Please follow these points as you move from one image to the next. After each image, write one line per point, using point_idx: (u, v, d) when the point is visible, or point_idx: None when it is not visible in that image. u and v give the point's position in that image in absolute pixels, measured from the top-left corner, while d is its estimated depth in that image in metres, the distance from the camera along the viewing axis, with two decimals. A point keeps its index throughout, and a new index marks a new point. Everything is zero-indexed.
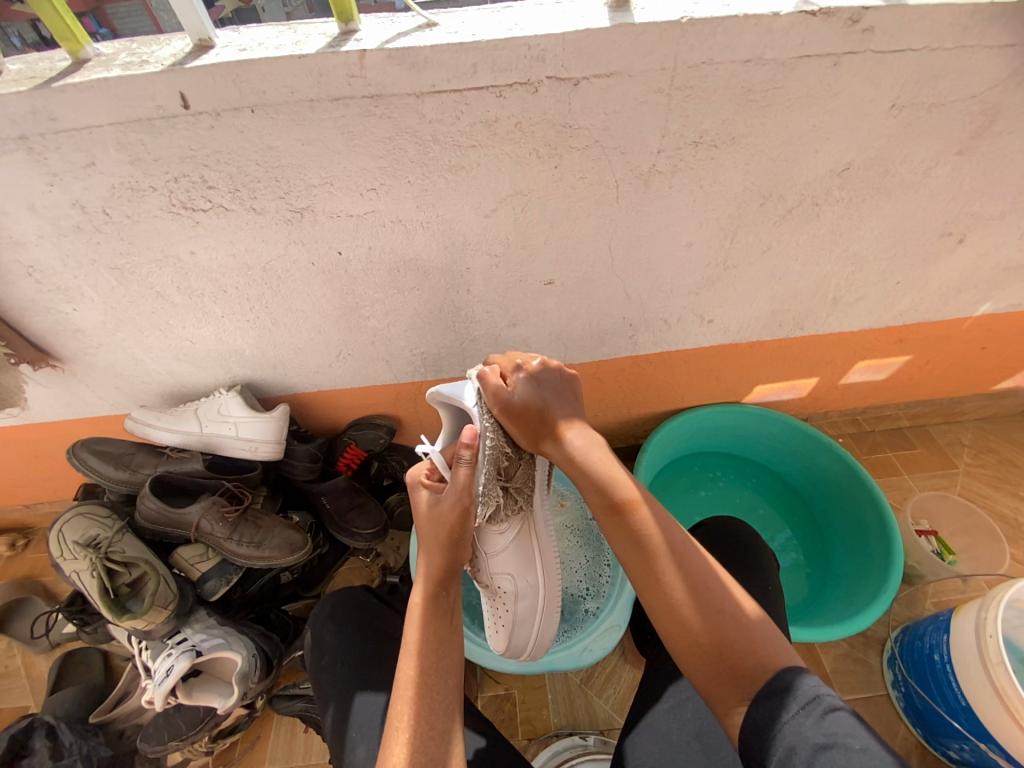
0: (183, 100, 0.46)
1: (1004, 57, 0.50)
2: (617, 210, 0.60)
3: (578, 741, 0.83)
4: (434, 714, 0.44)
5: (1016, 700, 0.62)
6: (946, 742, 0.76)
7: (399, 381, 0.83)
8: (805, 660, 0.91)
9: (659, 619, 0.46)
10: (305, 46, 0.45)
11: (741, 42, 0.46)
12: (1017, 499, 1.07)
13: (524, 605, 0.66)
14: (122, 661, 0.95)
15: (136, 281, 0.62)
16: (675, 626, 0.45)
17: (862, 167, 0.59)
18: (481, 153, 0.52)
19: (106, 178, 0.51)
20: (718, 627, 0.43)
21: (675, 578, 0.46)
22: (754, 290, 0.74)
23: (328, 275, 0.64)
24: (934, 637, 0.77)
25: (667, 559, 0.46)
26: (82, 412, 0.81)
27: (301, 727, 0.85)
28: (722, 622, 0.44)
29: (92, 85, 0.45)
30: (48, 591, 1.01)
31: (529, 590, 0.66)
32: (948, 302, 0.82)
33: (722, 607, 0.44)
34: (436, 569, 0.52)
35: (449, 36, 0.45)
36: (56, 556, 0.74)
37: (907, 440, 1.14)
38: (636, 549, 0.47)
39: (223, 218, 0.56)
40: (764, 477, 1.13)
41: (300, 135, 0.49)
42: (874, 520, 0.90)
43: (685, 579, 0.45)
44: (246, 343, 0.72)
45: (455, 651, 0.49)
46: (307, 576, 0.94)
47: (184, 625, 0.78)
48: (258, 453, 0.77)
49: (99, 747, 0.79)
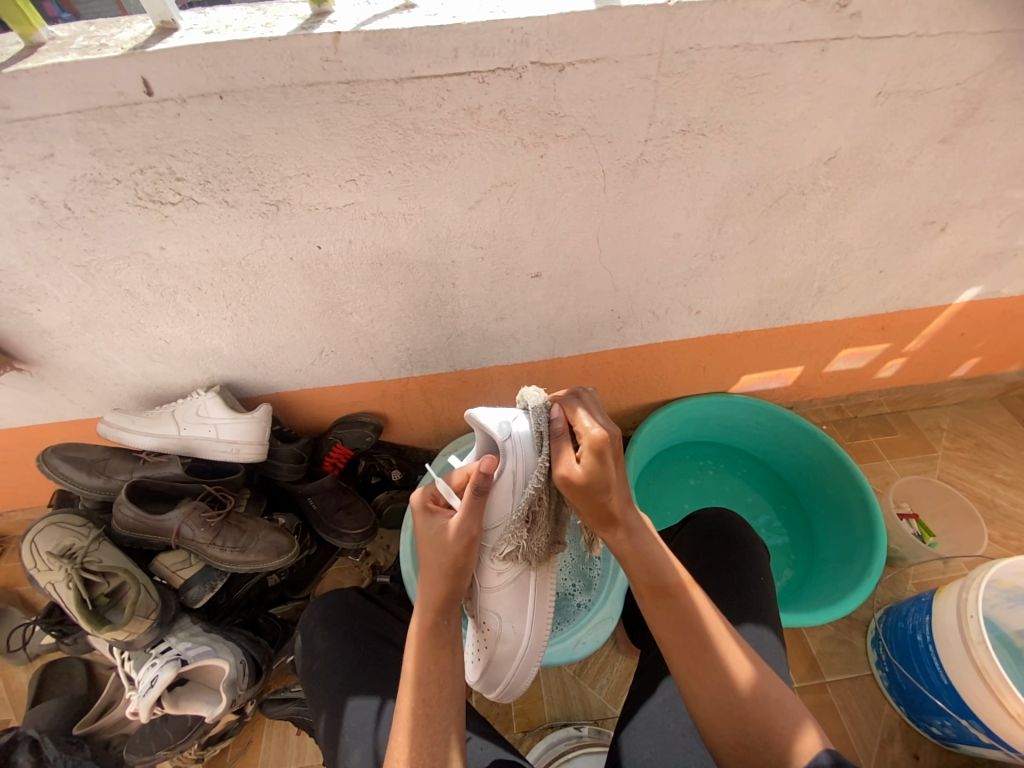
0: (146, 87, 0.43)
1: (989, 44, 0.50)
2: (604, 201, 0.59)
3: (572, 732, 0.83)
4: (429, 750, 0.44)
5: (996, 678, 0.64)
6: (928, 719, 0.79)
7: (385, 378, 0.81)
8: (793, 644, 0.92)
9: (688, 692, 0.48)
10: (276, 29, 0.43)
11: (729, 27, 0.45)
12: (993, 481, 1.10)
13: (505, 649, 0.62)
14: (106, 671, 0.92)
15: (104, 279, 0.59)
16: (687, 683, 0.48)
17: (848, 155, 0.59)
18: (464, 142, 0.51)
19: (66, 171, 0.48)
20: (741, 704, 0.46)
21: (696, 654, 0.48)
22: (741, 280, 0.74)
23: (307, 270, 0.62)
24: (916, 619, 0.79)
25: (706, 644, 0.48)
26: (52, 416, 0.78)
27: (294, 730, 0.84)
28: (736, 693, 0.46)
29: (45, 71, 0.42)
30: (25, 601, 0.98)
31: (514, 635, 0.62)
32: (929, 290, 0.83)
33: (726, 675, 0.47)
34: (434, 596, 0.51)
35: (429, 18, 0.43)
36: (30, 568, 0.72)
37: (888, 426, 1.17)
38: (680, 630, 0.49)
39: (195, 211, 0.53)
40: (750, 466, 1.14)
41: (273, 124, 0.47)
42: (859, 506, 0.92)
43: (719, 659, 0.48)
44: (223, 341, 0.70)
45: (455, 679, 0.48)
46: (295, 578, 0.92)
47: (168, 634, 0.76)
48: (240, 455, 0.75)
49: (84, 760, 0.77)
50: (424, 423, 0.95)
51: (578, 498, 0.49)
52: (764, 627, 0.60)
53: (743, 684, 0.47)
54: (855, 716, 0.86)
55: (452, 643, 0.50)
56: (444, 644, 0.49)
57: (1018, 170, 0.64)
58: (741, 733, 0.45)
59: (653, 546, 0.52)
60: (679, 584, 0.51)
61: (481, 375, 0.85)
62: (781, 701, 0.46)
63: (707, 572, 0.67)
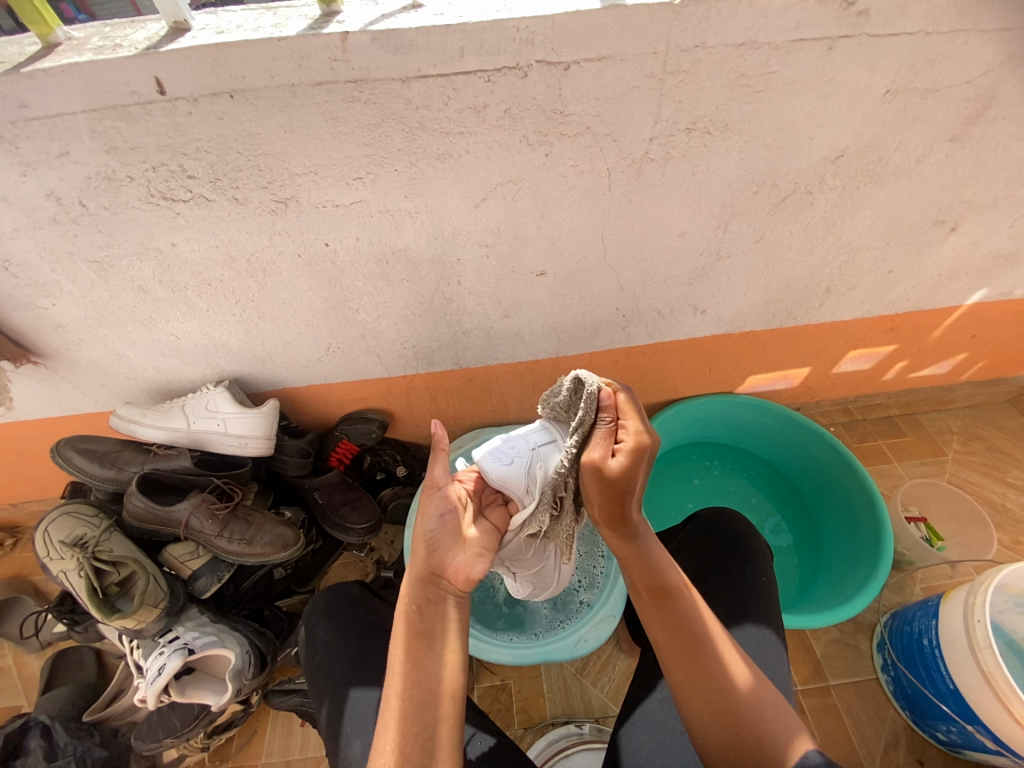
0: (159, 86, 0.44)
1: (1000, 41, 0.49)
2: (609, 200, 0.59)
3: (573, 730, 0.84)
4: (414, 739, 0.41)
5: (1003, 684, 0.64)
6: (933, 724, 0.78)
7: (391, 375, 0.82)
8: (797, 646, 0.92)
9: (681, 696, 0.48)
10: (286, 29, 0.43)
11: (735, 25, 0.45)
12: (1004, 485, 1.08)
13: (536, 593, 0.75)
14: (115, 659, 0.94)
15: (117, 274, 0.60)
16: (680, 686, 0.48)
17: (856, 154, 0.58)
18: (469, 141, 0.51)
19: (81, 168, 0.49)
20: (736, 716, 0.46)
21: (693, 657, 0.48)
22: (748, 279, 0.74)
23: (315, 267, 0.62)
24: (922, 623, 0.78)
25: (703, 650, 0.48)
26: (66, 409, 0.79)
27: (298, 721, 0.85)
28: (733, 697, 0.46)
29: (63, 71, 0.43)
30: (38, 590, 1.00)
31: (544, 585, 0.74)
32: (939, 291, 0.82)
33: (723, 677, 0.47)
34: (418, 585, 0.50)
35: (435, 18, 0.43)
36: (42, 557, 0.74)
37: (897, 428, 1.15)
38: (675, 633, 0.49)
39: (205, 208, 0.54)
40: (756, 468, 1.14)
41: (282, 122, 0.48)
42: (866, 507, 0.91)
43: (713, 666, 0.48)
44: (233, 337, 0.71)
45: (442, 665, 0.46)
46: (301, 572, 0.93)
47: (176, 624, 0.77)
48: (248, 449, 0.76)
49: (93, 747, 0.79)
50: (429, 420, 0.96)
51: (601, 492, 0.49)
52: (764, 627, 0.60)
53: (735, 689, 0.47)
54: (859, 720, 0.86)
55: (427, 639, 0.47)
56: (420, 636, 0.47)
57: None
58: (731, 737, 0.45)
59: (655, 550, 0.53)
60: (677, 586, 0.51)
61: (486, 373, 0.86)
62: (777, 703, 0.46)
63: (710, 571, 0.66)
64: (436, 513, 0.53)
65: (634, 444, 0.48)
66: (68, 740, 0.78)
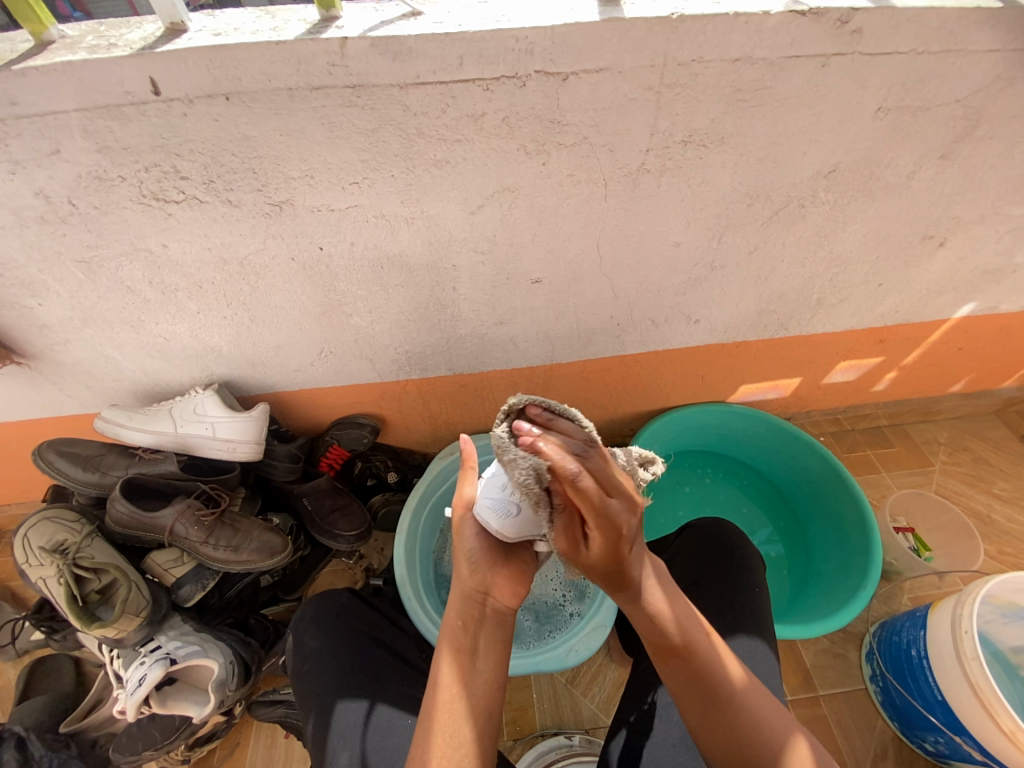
0: (154, 86, 0.44)
1: (988, 63, 0.51)
2: (605, 209, 0.59)
3: (563, 742, 0.82)
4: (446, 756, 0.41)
5: (991, 695, 0.64)
6: (922, 735, 0.78)
7: (384, 380, 0.81)
8: (788, 656, 0.92)
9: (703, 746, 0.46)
10: (284, 32, 0.43)
11: (731, 41, 0.45)
12: (989, 496, 1.10)
13: None
14: (94, 668, 0.92)
15: (106, 275, 0.59)
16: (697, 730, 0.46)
17: (848, 169, 0.59)
18: (467, 148, 0.51)
19: (71, 167, 0.48)
20: None
21: (708, 705, 0.45)
22: (740, 290, 0.74)
23: (309, 271, 0.62)
24: (911, 633, 0.79)
25: (726, 710, 0.44)
26: (50, 411, 0.78)
27: (283, 733, 0.83)
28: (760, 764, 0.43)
29: (55, 69, 0.42)
30: (15, 597, 0.97)
31: None
32: (928, 305, 0.83)
33: (749, 741, 0.44)
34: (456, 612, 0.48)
35: (435, 26, 0.43)
36: (20, 563, 0.72)
37: (886, 439, 1.17)
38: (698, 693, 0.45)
39: (198, 210, 0.54)
40: (747, 477, 1.14)
41: (278, 126, 0.47)
42: (855, 517, 0.92)
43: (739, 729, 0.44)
44: (223, 340, 0.70)
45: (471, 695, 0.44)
46: (289, 580, 0.92)
47: (159, 633, 0.75)
48: (236, 454, 0.75)
49: (69, 760, 0.77)
50: (422, 427, 0.95)
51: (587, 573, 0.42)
52: (756, 638, 0.60)
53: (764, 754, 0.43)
54: (848, 731, 0.86)
55: (472, 656, 0.46)
56: (461, 654, 0.46)
57: (1017, 187, 0.65)
58: None
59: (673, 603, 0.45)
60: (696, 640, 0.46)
61: (479, 380, 0.85)
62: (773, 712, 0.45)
63: (704, 580, 0.66)
64: (472, 536, 0.49)
65: (619, 528, 0.37)
66: (43, 753, 0.76)
